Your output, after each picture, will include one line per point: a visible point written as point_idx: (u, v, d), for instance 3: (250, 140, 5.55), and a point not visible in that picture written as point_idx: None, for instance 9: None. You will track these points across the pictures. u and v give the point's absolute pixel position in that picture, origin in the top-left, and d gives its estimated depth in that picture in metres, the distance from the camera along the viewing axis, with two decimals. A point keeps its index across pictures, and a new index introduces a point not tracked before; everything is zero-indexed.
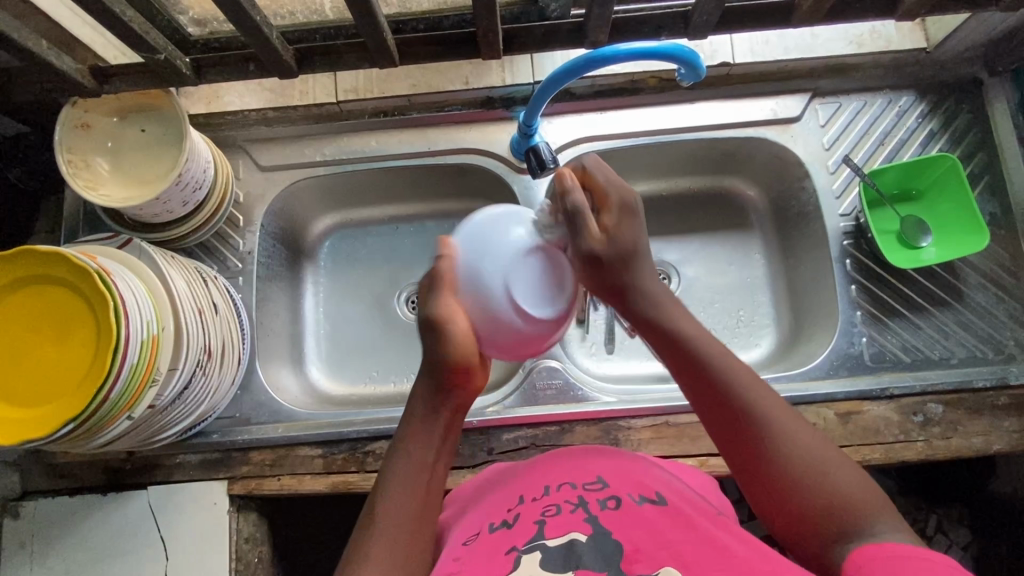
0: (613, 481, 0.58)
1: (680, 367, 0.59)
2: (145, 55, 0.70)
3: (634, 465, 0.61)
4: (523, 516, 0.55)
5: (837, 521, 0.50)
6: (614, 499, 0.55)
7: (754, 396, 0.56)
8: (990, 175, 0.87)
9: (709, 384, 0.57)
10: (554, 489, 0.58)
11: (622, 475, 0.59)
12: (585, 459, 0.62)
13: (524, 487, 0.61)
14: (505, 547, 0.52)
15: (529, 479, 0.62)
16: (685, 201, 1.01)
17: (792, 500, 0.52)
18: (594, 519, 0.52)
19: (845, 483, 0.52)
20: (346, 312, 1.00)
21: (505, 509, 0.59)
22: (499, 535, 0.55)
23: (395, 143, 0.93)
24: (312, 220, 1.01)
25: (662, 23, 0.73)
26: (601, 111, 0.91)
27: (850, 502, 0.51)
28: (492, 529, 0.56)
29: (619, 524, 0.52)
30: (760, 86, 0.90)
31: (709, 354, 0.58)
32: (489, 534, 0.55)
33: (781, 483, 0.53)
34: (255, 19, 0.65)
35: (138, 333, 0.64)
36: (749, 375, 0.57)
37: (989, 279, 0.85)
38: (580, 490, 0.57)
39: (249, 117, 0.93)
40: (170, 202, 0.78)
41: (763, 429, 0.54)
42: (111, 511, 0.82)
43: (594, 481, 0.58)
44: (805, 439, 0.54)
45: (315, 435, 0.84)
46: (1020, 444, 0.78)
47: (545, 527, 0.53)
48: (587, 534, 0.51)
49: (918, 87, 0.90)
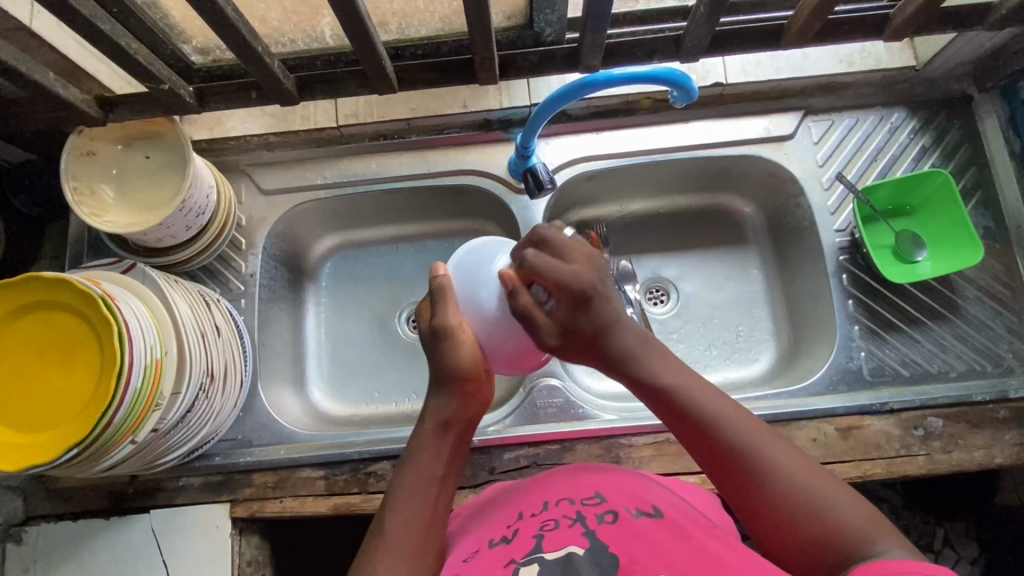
0: (611, 496, 0.59)
1: (666, 406, 0.59)
2: (150, 85, 0.71)
3: (634, 482, 0.62)
4: (521, 532, 0.56)
5: (834, 543, 0.50)
6: (611, 513, 0.56)
7: (742, 429, 0.56)
8: (983, 191, 0.88)
9: (699, 426, 0.57)
10: (552, 505, 0.59)
11: (620, 492, 0.60)
12: (584, 478, 0.63)
13: (524, 505, 0.62)
14: (503, 560, 0.53)
15: (530, 495, 0.63)
16: (682, 218, 1.03)
17: (783, 534, 0.52)
18: (591, 533, 0.53)
19: (838, 508, 0.51)
20: (348, 332, 1.01)
21: (505, 525, 0.60)
22: (499, 551, 0.55)
23: (395, 165, 0.95)
24: (314, 242, 1.03)
25: (654, 47, 0.75)
26: (597, 132, 0.93)
27: (839, 530, 0.50)
28: (491, 546, 0.57)
29: (616, 537, 0.53)
30: (752, 105, 0.92)
31: (689, 390, 0.59)
32: (489, 550, 0.56)
33: (773, 516, 0.53)
34: (257, 50, 0.67)
35: (141, 359, 0.65)
36: (733, 412, 0.57)
37: (986, 292, 0.85)
38: (578, 505, 0.58)
39: (251, 142, 0.95)
40: (173, 227, 0.79)
41: (750, 464, 0.55)
42: (114, 536, 0.83)
43: (591, 496, 0.59)
44: (794, 463, 0.54)
45: (316, 457, 0.84)
46: (1021, 458, 0.78)
47: (543, 541, 0.54)
48: (584, 548, 0.52)
49: (909, 104, 0.91)
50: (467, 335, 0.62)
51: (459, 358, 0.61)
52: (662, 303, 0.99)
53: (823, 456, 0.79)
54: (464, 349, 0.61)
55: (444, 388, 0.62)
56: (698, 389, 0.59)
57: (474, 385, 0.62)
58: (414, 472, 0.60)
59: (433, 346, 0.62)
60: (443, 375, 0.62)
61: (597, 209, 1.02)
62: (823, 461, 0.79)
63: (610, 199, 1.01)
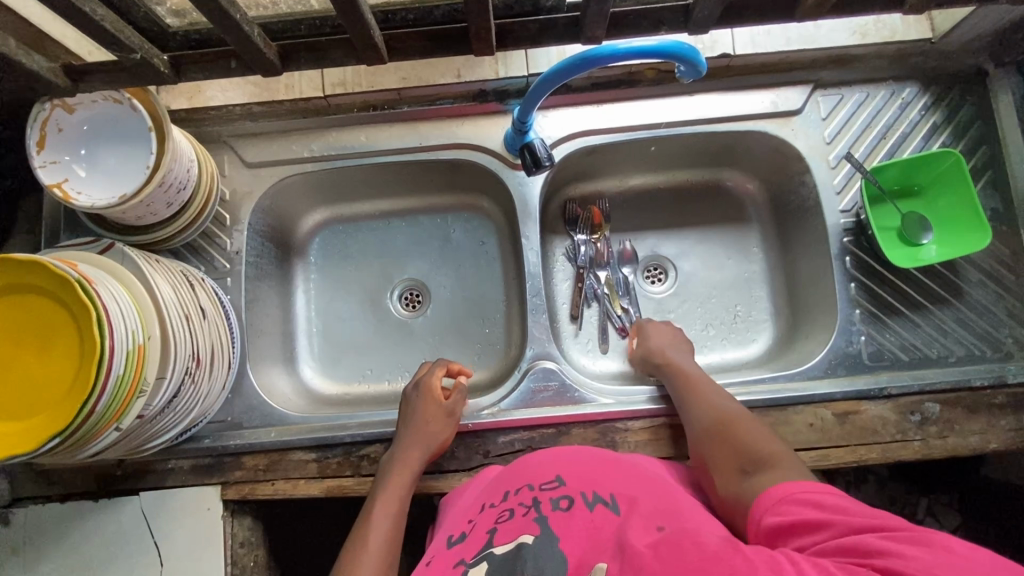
0: (570, 481, 0.59)
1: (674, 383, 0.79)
2: (120, 52, 0.66)
3: (603, 467, 0.62)
4: (478, 527, 0.58)
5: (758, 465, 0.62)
6: (566, 500, 0.56)
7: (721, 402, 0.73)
8: (992, 170, 0.86)
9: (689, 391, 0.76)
10: (513, 495, 0.60)
11: (582, 476, 0.60)
12: (556, 463, 0.63)
13: (498, 490, 0.64)
14: (453, 561, 0.54)
15: (509, 481, 0.63)
16: (682, 194, 1.00)
17: (723, 458, 0.66)
18: (543, 520, 0.54)
19: (761, 439, 0.65)
20: (339, 310, 0.99)
21: (467, 521, 0.61)
22: (454, 550, 0.56)
23: (385, 138, 0.90)
24: (302, 216, 0.99)
25: (662, 17, 0.70)
26: (597, 104, 0.89)
27: (754, 444, 0.65)
28: (450, 544, 0.58)
29: (565, 527, 0.53)
30: (760, 78, 0.88)
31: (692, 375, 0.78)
32: (446, 550, 0.57)
33: (724, 451, 0.66)
34: (234, 17, 0.62)
35: (123, 343, 0.62)
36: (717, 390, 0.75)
37: (989, 276, 0.84)
38: (536, 491, 0.59)
39: (233, 112, 0.90)
40: (153, 205, 0.75)
41: (710, 409, 0.72)
42: (104, 518, 0.81)
43: (551, 480, 0.60)
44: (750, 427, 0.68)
45: (308, 440, 0.83)
46: (1015, 443, 0.78)
47: (495, 536, 0.55)
48: (534, 536, 0.52)
49: (922, 78, 0.88)
50: (438, 403, 0.79)
51: (440, 418, 0.79)
52: (660, 281, 0.98)
53: (818, 441, 0.79)
54: (406, 404, 0.81)
55: (407, 427, 0.78)
56: (699, 375, 0.78)
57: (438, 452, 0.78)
58: (373, 524, 0.72)
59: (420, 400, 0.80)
60: (425, 425, 0.78)
61: (595, 183, 0.99)
62: (819, 446, 0.79)
63: (607, 174, 0.98)
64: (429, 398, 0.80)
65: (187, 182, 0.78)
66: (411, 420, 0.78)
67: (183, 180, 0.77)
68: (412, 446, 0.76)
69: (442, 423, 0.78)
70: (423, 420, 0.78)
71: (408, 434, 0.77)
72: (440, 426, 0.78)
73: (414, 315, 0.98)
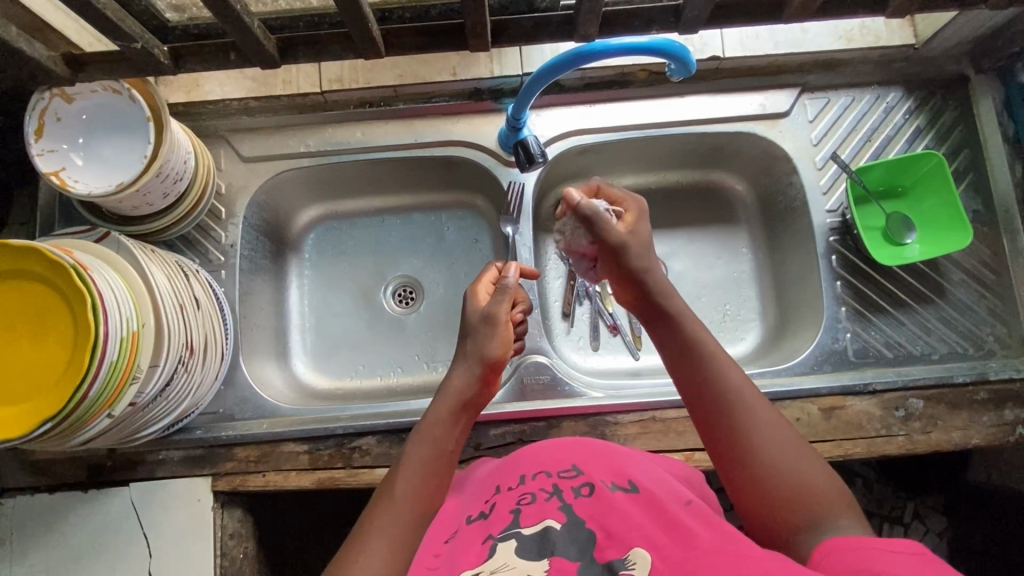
0: (588, 469, 0.60)
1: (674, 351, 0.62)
2: (122, 43, 0.67)
3: (611, 455, 0.63)
4: (498, 506, 0.57)
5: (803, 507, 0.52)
6: (588, 486, 0.57)
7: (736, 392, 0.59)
8: (974, 173, 0.88)
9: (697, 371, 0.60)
10: (529, 479, 0.60)
11: (599, 465, 0.61)
12: (563, 450, 0.64)
13: (503, 475, 0.63)
14: (481, 537, 0.54)
15: (508, 468, 0.64)
16: (673, 195, 1.02)
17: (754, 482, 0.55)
18: (568, 508, 0.54)
19: (803, 466, 0.54)
20: (333, 305, 0.99)
21: (482, 501, 0.60)
22: (476, 527, 0.56)
23: (381, 134, 0.92)
24: (298, 211, 1.00)
25: (652, 17, 0.72)
26: (589, 104, 0.90)
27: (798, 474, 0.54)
28: (470, 522, 0.57)
29: (592, 511, 0.54)
30: (748, 80, 0.90)
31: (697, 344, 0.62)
32: (467, 527, 0.56)
33: (753, 473, 0.55)
34: (235, 10, 0.63)
35: (116, 331, 0.62)
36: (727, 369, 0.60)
37: (971, 276, 0.86)
38: (555, 477, 0.59)
39: (230, 107, 0.90)
40: (150, 194, 0.76)
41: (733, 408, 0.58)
42: (93, 508, 0.81)
43: (568, 468, 0.60)
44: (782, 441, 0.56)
45: (301, 432, 0.83)
46: (997, 438, 0.80)
47: (520, 516, 0.54)
48: (560, 522, 0.53)
49: (905, 83, 0.90)
50: (498, 324, 0.70)
51: (492, 335, 0.69)
52: None
53: (805, 435, 0.80)
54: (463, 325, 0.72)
55: (463, 359, 0.68)
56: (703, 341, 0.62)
57: (493, 376, 0.68)
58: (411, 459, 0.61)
59: (478, 323, 0.70)
60: (474, 346, 0.68)
61: None
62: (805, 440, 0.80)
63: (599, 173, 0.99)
64: (474, 313, 0.71)
65: (184, 174, 0.79)
66: (459, 343, 0.70)
67: (180, 173, 0.78)
68: (460, 367, 0.67)
69: (491, 339, 0.68)
70: (478, 338, 0.69)
71: (456, 356, 0.69)
72: (496, 340, 0.69)
73: (407, 312, 0.99)
